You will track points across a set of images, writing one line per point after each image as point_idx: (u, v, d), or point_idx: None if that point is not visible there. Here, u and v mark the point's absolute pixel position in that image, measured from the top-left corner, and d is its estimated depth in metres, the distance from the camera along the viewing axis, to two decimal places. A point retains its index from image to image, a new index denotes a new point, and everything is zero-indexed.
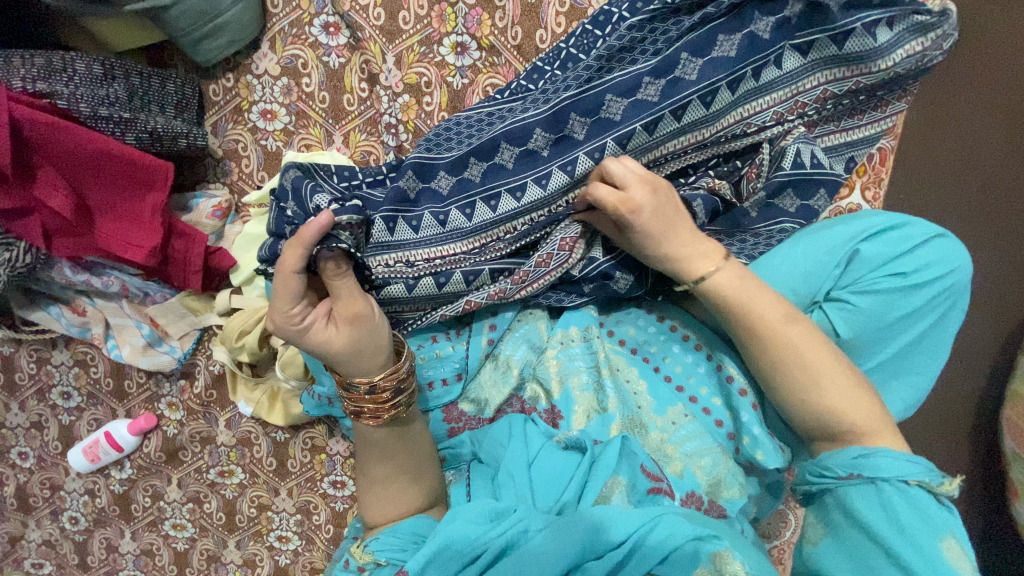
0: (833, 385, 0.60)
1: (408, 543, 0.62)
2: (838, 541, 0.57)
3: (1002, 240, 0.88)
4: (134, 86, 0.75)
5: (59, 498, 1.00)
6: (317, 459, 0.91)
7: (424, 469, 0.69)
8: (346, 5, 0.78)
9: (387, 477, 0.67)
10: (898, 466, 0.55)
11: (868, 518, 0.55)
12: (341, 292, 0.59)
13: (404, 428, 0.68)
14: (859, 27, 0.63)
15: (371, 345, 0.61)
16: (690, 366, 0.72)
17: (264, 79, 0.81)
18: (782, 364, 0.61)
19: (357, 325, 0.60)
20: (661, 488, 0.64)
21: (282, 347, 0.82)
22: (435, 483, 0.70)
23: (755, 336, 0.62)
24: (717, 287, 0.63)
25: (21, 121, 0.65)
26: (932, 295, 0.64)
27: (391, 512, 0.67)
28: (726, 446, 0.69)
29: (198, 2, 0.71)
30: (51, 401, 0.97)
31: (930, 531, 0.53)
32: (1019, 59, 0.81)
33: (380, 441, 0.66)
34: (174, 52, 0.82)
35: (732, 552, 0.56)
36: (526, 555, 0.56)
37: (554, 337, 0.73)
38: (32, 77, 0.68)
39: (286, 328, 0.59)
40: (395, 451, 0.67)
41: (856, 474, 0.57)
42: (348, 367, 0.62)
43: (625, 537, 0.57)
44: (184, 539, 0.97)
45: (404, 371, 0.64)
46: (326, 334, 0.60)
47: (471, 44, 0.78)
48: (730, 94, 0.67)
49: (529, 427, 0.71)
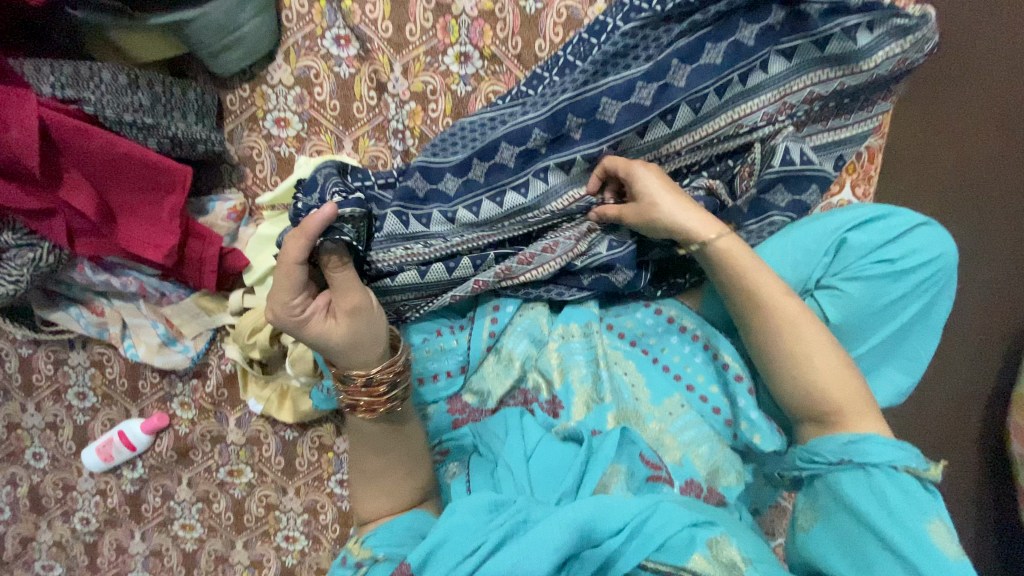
0: (823, 362, 0.62)
1: (406, 536, 0.64)
2: (829, 527, 0.59)
3: (989, 242, 0.90)
4: (157, 95, 0.79)
5: (71, 499, 1.02)
6: (325, 457, 0.93)
7: (419, 463, 0.70)
8: (356, 19, 0.83)
9: (382, 472, 0.68)
10: (888, 452, 0.57)
11: (859, 502, 0.56)
12: (340, 284, 0.62)
13: (399, 423, 0.69)
14: (839, 31, 0.67)
15: (369, 337, 0.63)
16: (686, 357, 0.74)
17: (278, 89, 0.85)
18: (782, 334, 0.63)
19: (354, 319, 0.62)
20: (659, 476, 0.66)
21: (292, 345, 0.84)
22: (428, 477, 0.71)
23: (756, 305, 0.64)
24: (723, 251, 0.66)
25: (51, 126, 0.70)
26: (919, 281, 0.66)
27: (385, 508, 0.68)
28: (723, 433, 0.71)
29: (218, 16, 0.76)
30: (67, 402, 1.00)
31: (917, 513, 0.54)
32: (1003, 64, 0.85)
33: (375, 435, 0.68)
34: (193, 64, 0.87)
35: (727, 538, 0.57)
36: (527, 543, 0.56)
37: (554, 330, 0.76)
38: (61, 84, 0.72)
39: (285, 319, 0.60)
40: (388, 444, 0.68)
41: (847, 459, 0.58)
42: (345, 360, 0.64)
43: (624, 524, 0.58)
44: (192, 540, 0.99)
45: (399, 365, 0.65)
46: (324, 326, 0.61)
47: (474, 54, 0.82)
48: (717, 100, 0.70)
49: (526, 420, 0.73)
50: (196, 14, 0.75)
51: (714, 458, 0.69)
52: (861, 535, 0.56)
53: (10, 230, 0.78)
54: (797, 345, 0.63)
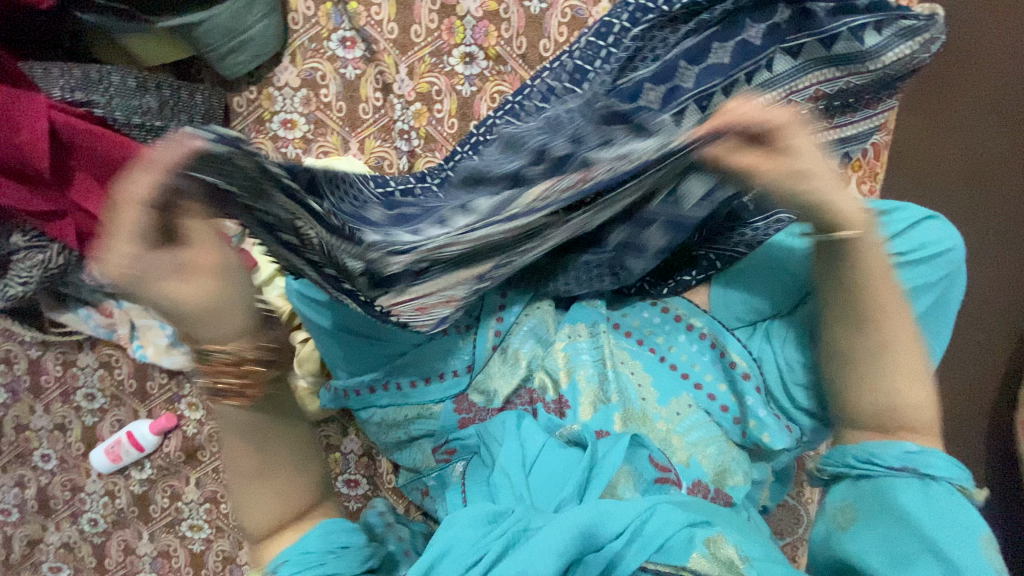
0: (910, 391, 0.59)
1: (325, 553, 0.60)
2: (873, 526, 0.58)
3: (999, 240, 0.89)
4: (165, 98, 0.79)
5: (79, 500, 1.03)
6: (332, 457, 0.93)
7: (309, 456, 0.62)
8: (361, 21, 0.83)
9: (264, 470, 0.59)
10: (947, 467, 0.58)
11: (914, 509, 0.56)
12: (194, 234, 0.45)
13: (284, 411, 0.59)
14: (846, 30, 0.67)
15: (229, 305, 0.47)
16: (694, 355, 0.74)
17: (285, 91, 0.86)
18: (892, 360, 0.59)
19: (190, 283, 0.45)
20: (668, 478, 0.66)
21: (299, 345, 0.85)
22: (321, 477, 0.64)
23: (869, 321, 0.59)
24: (864, 250, 0.57)
25: (61, 128, 0.70)
26: (927, 274, 0.66)
27: (273, 523, 0.61)
28: (732, 431, 0.72)
29: (227, 20, 0.77)
30: (75, 403, 1.00)
31: (970, 526, 0.55)
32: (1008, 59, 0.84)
33: (254, 429, 0.56)
34: (200, 68, 0.87)
35: (725, 536, 0.58)
36: (525, 552, 0.55)
37: (560, 331, 0.76)
38: (70, 86, 0.73)
39: (126, 271, 0.43)
40: (268, 438, 0.57)
41: (909, 468, 0.58)
42: (198, 330, 0.48)
43: (625, 528, 0.57)
44: (200, 540, 0.99)
45: (266, 354, 0.52)
46: (170, 288, 0.45)
47: (479, 55, 0.82)
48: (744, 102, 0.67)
49: (524, 424, 0.72)
50: (206, 17, 0.75)
51: (721, 458, 0.69)
52: (912, 541, 0.55)
53: (20, 232, 0.79)
54: (896, 371, 0.59)
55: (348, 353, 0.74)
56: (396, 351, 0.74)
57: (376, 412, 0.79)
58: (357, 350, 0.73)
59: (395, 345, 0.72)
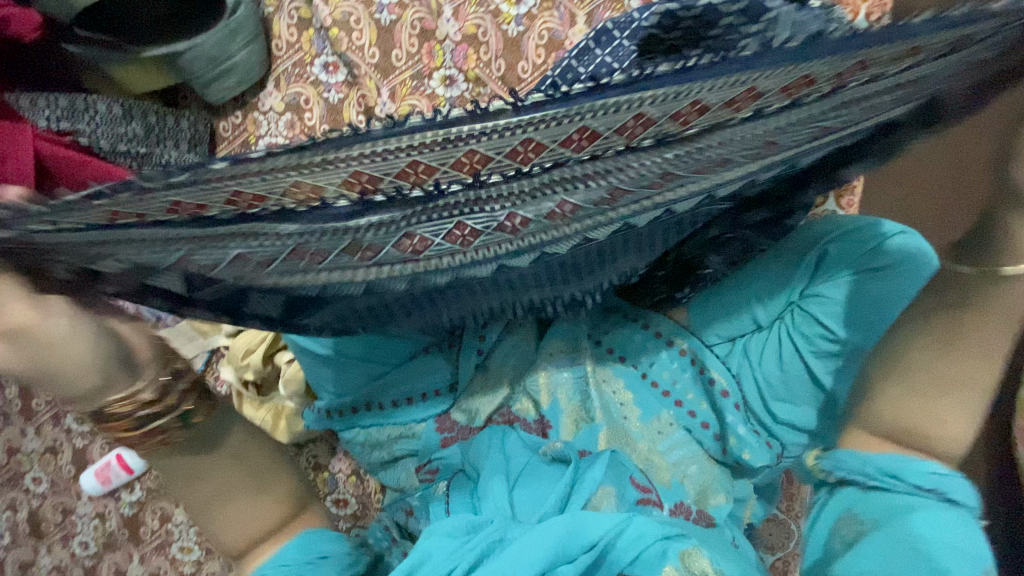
0: (950, 431, 0.55)
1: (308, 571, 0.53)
2: (882, 533, 0.54)
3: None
4: (150, 125, 0.81)
5: (70, 523, 1.02)
6: (319, 477, 0.93)
7: (265, 474, 0.52)
8: (343, 46, 0.85)
9: (207, 504, 0.50)
10: (964, 495, 0.54)
11: (925, 531, 0.52)
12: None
13: (204, 441, 0.48)
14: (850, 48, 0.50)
15: (59, 356, 0.38)
16: (676, 372, 0.73)
17: (270, 115, 0.88)
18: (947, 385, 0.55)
19: (8, 348, 0.38)
20: (649, 498, 0.65)
21: (285, 365, 0.86)
22: (288, 489, 0.55)
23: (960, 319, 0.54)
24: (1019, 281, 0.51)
25: (46, 156, 0.71)
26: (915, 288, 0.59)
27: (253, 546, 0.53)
28: (712, 447, 0.72)
29: (209, 48, 0.79)
30: (68, 425, 1.02)
31: (978, 553, 0.51)
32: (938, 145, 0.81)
33: (174, 467, 0.47)
34: (186, 94, 0.90)
35: (699, 550, 0.57)
36: (502, 561, 0.55)
37: (541, 350, 0.76)
38: (57, 116, 0.74)
39: None
40: (194, 471, 0.48)
41: (931, 488, 0.54)
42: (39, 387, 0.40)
43: (600, 537, 0.57)
44: (190, 563, 0.98)
45: (143, 396, 0.42)
46: None
47: (459, 77, 0.83)
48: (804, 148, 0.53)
49: (508, 438, 0.73)
50: (188, 46, 0.78)
51: (703, 478, 0.70)
52: (915, 565, 0.51)
53: None
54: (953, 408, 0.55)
55: (326, 374, 0.74)
56: (378, 370, 0.74)
57: (357, 432, 0.78)
58: (336, 372, 0.73)
59: (377, 364, 0.73)
